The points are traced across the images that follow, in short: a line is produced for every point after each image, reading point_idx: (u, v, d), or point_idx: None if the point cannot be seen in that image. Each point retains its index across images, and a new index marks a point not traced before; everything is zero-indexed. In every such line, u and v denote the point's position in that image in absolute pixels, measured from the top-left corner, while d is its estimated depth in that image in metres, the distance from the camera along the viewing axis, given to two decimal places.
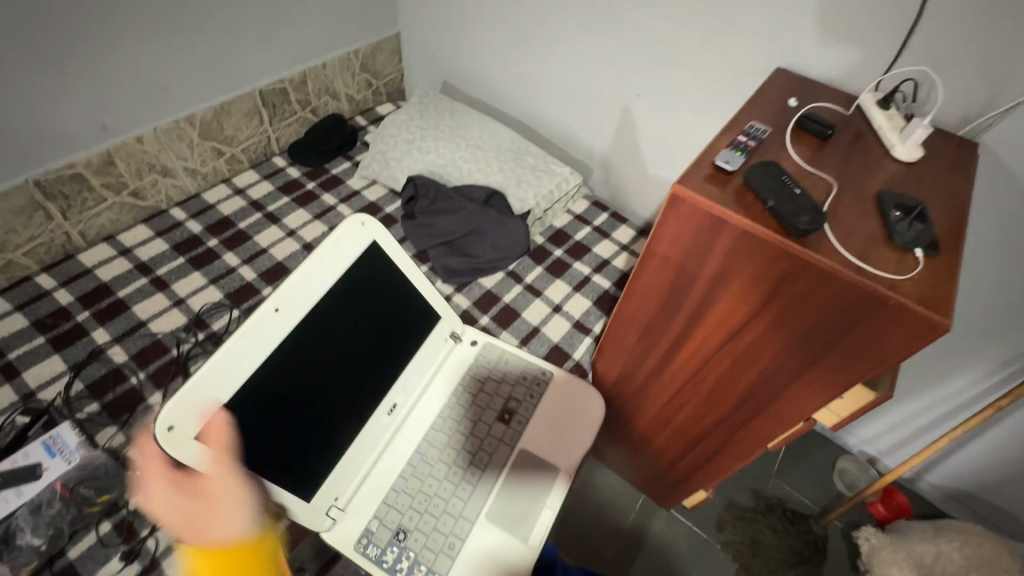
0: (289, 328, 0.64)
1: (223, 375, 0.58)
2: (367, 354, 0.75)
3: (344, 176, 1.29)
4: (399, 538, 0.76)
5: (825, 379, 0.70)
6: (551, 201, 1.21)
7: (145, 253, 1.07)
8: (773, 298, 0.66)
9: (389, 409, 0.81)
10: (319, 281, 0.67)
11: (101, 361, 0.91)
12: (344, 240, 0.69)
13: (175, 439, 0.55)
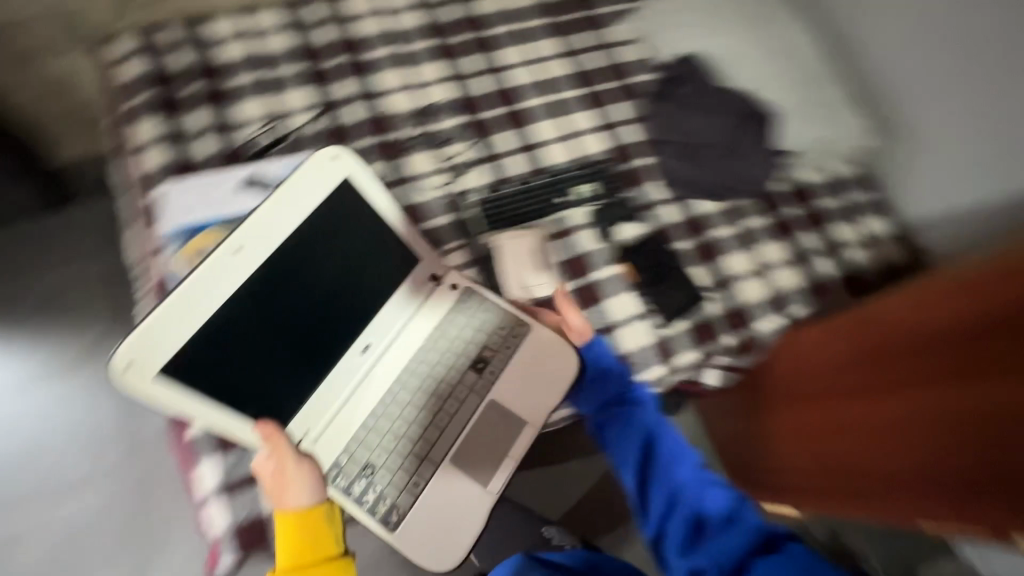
0: (256, 264, 0.70)
1: (183, 311, 0.65)
2: (339, 297, 0.76)
3: (609, 20, 1.13)
4: (365, 474, 0.75)
5: (966, 486, 0.54)
6: (819, 149, 1.02)
7: (401, 22, 1.05)
8: (988, 371, 0.51)
9: (360, 345, 0.78)
10: (279, 220, 0.71)
11: (340, 112, 0.97)
12: (312, 173, 0.73)
13: (143, 372, 0.62)
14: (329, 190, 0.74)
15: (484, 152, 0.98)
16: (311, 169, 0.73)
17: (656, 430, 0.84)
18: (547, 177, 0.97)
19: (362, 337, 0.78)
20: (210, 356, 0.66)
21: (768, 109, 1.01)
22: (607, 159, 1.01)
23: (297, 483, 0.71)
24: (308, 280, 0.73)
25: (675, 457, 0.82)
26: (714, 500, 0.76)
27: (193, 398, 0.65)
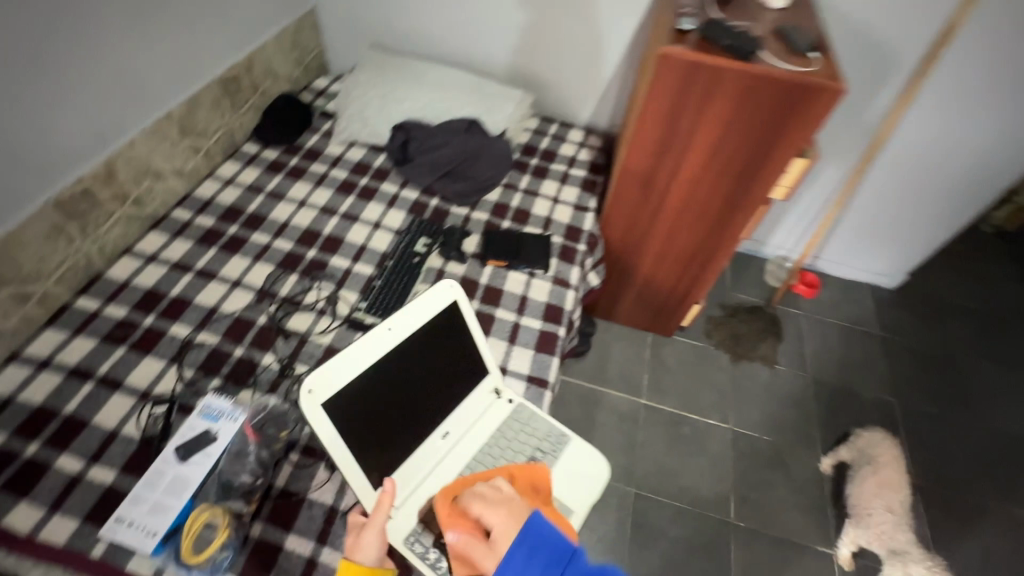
0: (394, 346, 0.81)
1: (349, 361, 0.76)
2: (431, 370, 0.86)
3: (321, 147, 1.37)
4: (443, 546, 0.76)
5: (745, 152, 1.02)
6: (515, 120, 1.43)
7: (173, 255, 1.09)
8: (714, 105, 0.96)
9: (440, 433, 0.86)
10: (413, 319, 0.84)
11: (198, 347, 0.96)
12: (428, 299, 0.87)
13: (314, 399, 0.72)
14: (439, 309, 0.88)
15: (336, 279, 1.10)
16: (433, 296, 0.87)
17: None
18: (393, 256, 1.15)
19: (443, 425, 0.87)
20: (362, 405, 0.77)
21: (470, 116, 1.37)
22: (413, 219, 1.24)
23: (379, 547, 0.68)
24: (418, 359, 0.85)
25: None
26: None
27: (332, 445, 0.72)
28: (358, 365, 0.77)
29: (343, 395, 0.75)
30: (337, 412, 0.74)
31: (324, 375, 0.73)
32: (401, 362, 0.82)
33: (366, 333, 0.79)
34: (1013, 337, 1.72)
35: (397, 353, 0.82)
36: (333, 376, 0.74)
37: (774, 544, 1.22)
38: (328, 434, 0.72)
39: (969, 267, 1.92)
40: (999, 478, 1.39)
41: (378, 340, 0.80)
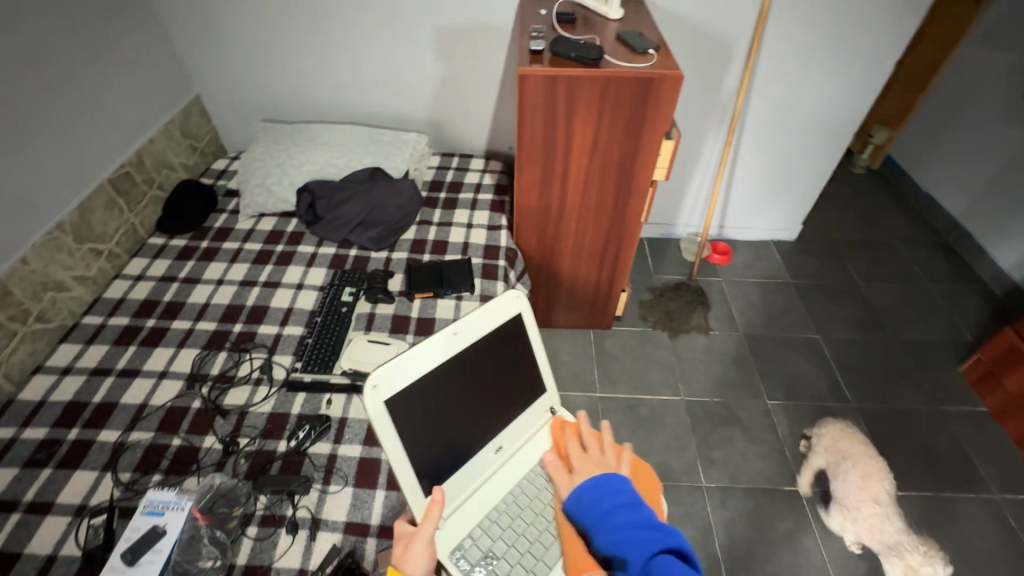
0: (461, 350, 0.83)
1: (418, 358, 0.78)
2: (493, 378, 0.88)
3: (230, 224, 1.38)
4: (488, 564, 0.80)
5: (621, 146, 1.13)
6: (415, 161, 1.51)
7: (89, 362, 1.06)
8: (580, 110, 1.07)
9: (495, 448, 0.89)
10: (481, 323, 0.86)
11: (132, 446, 0.93)
12: (497, 307, 0.88)
13: (377, 395, 0.73)
14: (504, 319, 0.89)
15: (267, 347, 1.10)
16: (501, 306, 0.89)
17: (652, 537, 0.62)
18: (321, 311, 1.16)
19: (497, 441, 0.89)
20: (419, 405, 0.79)
21: (371, 165, 1.43)
22: (334, 273, 1.27)
23: (428, 565, 0.69)
24: (481, 366, 0.86)
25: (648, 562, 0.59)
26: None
27: (387, 439, 0.74)
28: (422, 366, 0.79)
29: (401, 394, 0.77)
30: (397, 413, 0.76)
31: (388, 374, 0.75)
32: (466, 365, 0.84)
33: (428, 336, 0.80)
34: (903, 258, 1.92)
35: (458, 359, 0.83)
36: (397, 377, 0.76)
37: (746, 495, 1.28)
38: (385, 434, 0.74)
39: (853, 206, 2.14)
40: (923, 382, 1.53)
41: (446, 343, 0.81)
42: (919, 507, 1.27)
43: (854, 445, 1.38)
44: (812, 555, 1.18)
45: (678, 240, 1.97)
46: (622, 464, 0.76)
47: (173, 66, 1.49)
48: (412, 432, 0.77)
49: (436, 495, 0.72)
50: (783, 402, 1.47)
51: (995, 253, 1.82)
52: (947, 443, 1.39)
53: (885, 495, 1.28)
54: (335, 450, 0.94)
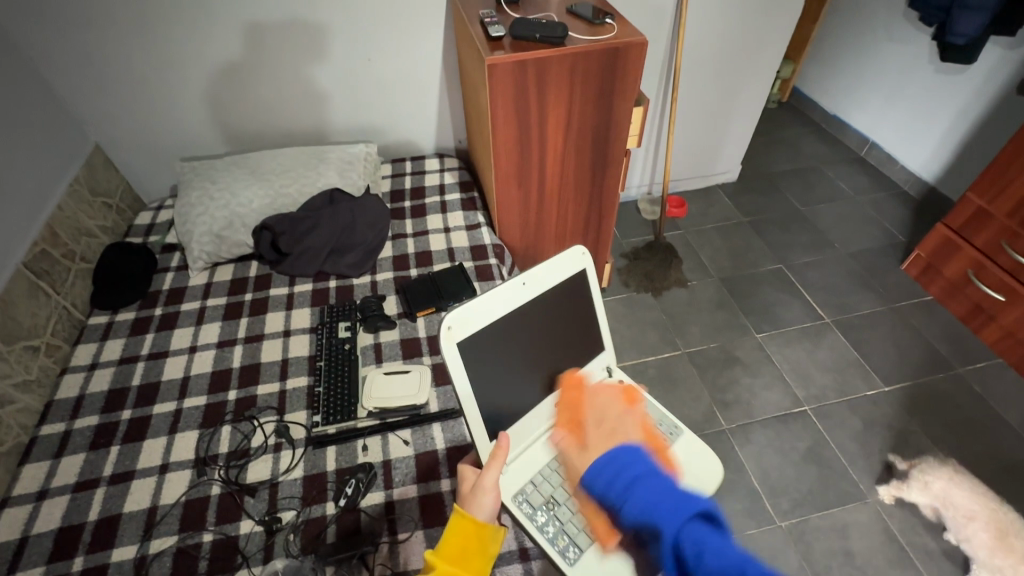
0: (529, 301, 0.80)
1: (491, 304, 0.76)
2: (560, 332, 0.85)
3: (181, 282, 1.23)
4: (551, 510, 0.79)
5: (594, 120, 1.12)
6: (369, 173, 1.42)
7: (68, 475, 0.91)
8: (552, 91, 1.04)
9: (556, 400, 0.87)
10: (550, 276, 0.82)
11: (157, 557, 0.82)
12: (565, 259, 0.84)
13: (452, 337, 0.71)
14: (572, 273, 0.85)
15: (275, 407, 1.01)
16: (568, 258, 0.85)
17: (667, 506, 0.48)
18: (322, 354, 1.08)
19: (558, 393, 0.87)
20: (489, 351, 0.76)
21: (328, 188, 1.33)
22: (321, 310, 1.17)
23: (493, 507, 0.69)
24: (547, 318, 0.83)
25: (686, 517, 0.47)
26: (712, 562, 0.43)
27: (457, 381, 0.72)
28: (493, 314, 0.76)
29: (472, 340, 0.75)
30: (466, 358, 0.74)
31: (464, 318, 0.73)
32: (536, 317, 0.81)
33: (502, 284, 0.77)
34: (830, 178, 2.10)
35: (527, 310, 0.80)
36: (470, 322, 0.73)
37: (763, 426, 1.36)
38: (458, 378, 0.72)
39: (775, 139, 2.30)
40: (877, 285, 1.69)
41: (517, 293, 0.78)
42: (906, 397, 1.41)
43: (838, 356, 1.51)
44: (833, 463, 1.29)
45: (633, 201, 2.02)
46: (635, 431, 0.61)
47: (62, 116, 1.29)
48: (483, 385, 0.76)
49: (501, 440, 0.70)
50: (770, 332, 1.57)
51: (904, 158, 2.03)
52: (911, 334, 1.55)
53: (875, 394, 1.42)
54: (390, 496, 0.88)
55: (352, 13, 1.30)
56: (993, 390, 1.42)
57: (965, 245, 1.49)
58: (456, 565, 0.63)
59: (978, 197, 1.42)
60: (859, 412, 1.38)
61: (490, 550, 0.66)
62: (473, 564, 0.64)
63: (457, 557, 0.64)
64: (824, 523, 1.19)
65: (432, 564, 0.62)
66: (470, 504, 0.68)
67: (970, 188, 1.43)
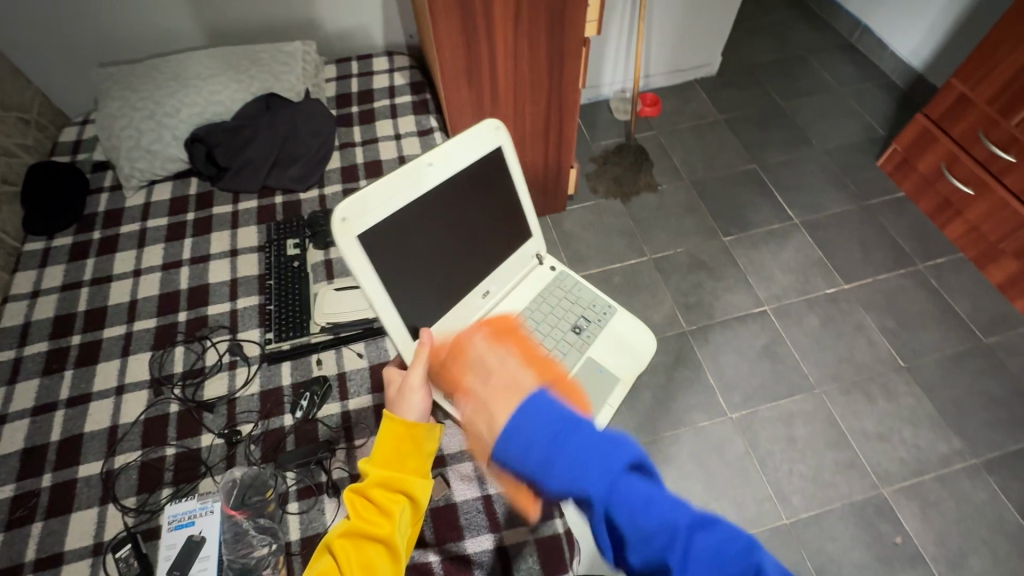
0: (437, 183, 0.74)
1: (390, 190, 0.70)
2: (479, 227, 0.81)
3: (117, 203, 1.17)
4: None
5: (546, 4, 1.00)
6: (310, 75, 1.30)
7: (25, 400, 0.92)
8: None
9: (483, 293, 0.85)
10: (459, 155, 0.76)
11: (123, 470, 0.85)
12: (477, 134, 0.78)
13: (349, 229, 0.66)
14: (487, 150, 0.79)
15: (227, 327, 1.00)
16: (480, 133, 0.78)
17: (604, 459, 0.40)
18: (271, 272, 1.05)
19: (483, 285, 0.85)
20: (397, 243, 0.72)
21: (263, 94, 1.22)
22: (268, 227, 1.13)
23: (424, 407, 0.68)
24: (463, 204, 0.79)
25: (620, 484, 0.40)
26: (645, 519, 0.39)
27: (363, 278, 0.68)
28: (394, 202, 0.70)
29: (375, 233, 0.69)
30: (371, 252, 0.69)
31: (360, 208, 0.67)
32: (446, 203, 0.76)
33: (399, 167, 0.71)
34: (815, 68, 1.97)
35: (434, 195, 0.74)
36: (370, 210, 0.68)
37: (724, 327, 1.39)
38: (364, 272, 0.68)
39: (762, 25, 2.12)
40: (850, 183, 1.66)
41: (419, 174, 0.72)
42: (864, 293, 1.44)
43: (802, 257, 1.51)
44: (787, 359, 1.34)
45: (605, 100, 1.90)
46: (526, 369, 0.46)
47: None
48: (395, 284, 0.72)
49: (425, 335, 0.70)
50: (737, 234, 1.56)
51: (895, 43, 1.89)
52: (879, 232, 1.55)
53: (835, 291, 1.44)
54: (345, 406, 0.91)
55: None
56: (949, 284, 1.44)
57: (943, 136, 1.44)
58: (392, 467, 0.65)
59: (962, 82, 1.34)
60: (817, 310, 1.42)
61: (428, 446, 0.67)
62: (411, 465, 0.66)
63: (392, 460, 0.65)
64: (772, 413, 1.26)
65: (366, 471, 0.65)
66: (398, 409, 0.67)
67: (955, 73, 1.34)
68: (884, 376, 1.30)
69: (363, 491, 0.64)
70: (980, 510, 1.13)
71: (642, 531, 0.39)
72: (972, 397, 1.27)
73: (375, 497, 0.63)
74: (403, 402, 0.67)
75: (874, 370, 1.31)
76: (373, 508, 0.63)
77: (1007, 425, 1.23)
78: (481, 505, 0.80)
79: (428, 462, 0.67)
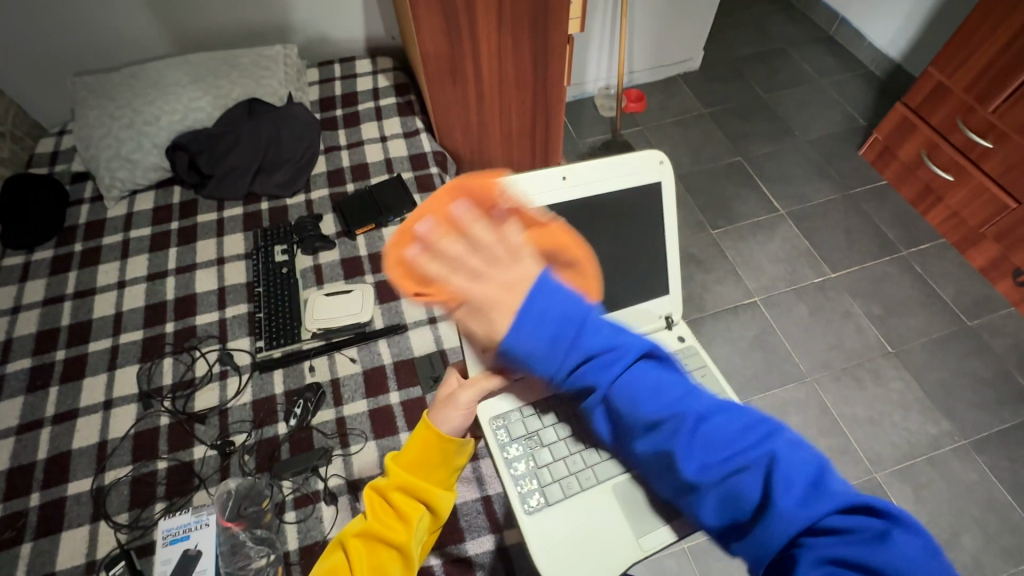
0: (566, 198, 0.73)
1: (516, 188, 0.72)
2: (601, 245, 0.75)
3: (99, 214, 1.14)
4: (529, 448, 0.71)
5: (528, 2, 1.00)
6: (292, 79, 1.28)
7: (9, 418, 0.90)
8: None
9: None
10: (604, 177, 0.74)
11: (114, 486, 0.83)
12: (633, 162, 0.75)
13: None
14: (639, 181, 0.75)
15: (216, 336, 0.98)
16: (636, 168, 0.75)
17: (606, 359, 0.45)
18: (259, 279, 1.04)
19: None
20: None
21: (244, 99, 1.21)
22: (254, 234, 1.11)
23: (462, 424, 0.65)
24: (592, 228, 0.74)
25: (630, 361, 0.45)
26: (650, 408, 0.44)
27: None
28: None
29: None
30: None
31: None
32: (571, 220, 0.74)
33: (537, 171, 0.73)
34: (796, 60, 1.99)
35: (562, 208, 0.73)
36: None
37: (715, 319, 1.40)
38: None
39: (741, 19, 2.14)
40: (834, 173, 1.68)
41: (555, 188, 0.73)
42: (851, 281, 1.46)
43: (789, 247, 1.53)
44: (778, 349, 1.35)
45: (590, 97, 1.90)
46: (523, 245, 0.48)
47: None
48: None
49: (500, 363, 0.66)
50: (725, 227, 1.57)
51: (872, 34, 1.92)
52: (863, 221, 1.57)
53: (822, 280, 1.46)
54: (340, 412, 0.90)
55: None
56: (933, 269, 1.47)
57: (921, 123, 1.46)
58: (415, 474, 0.65)
59: (939, 70, 1.37)
60: (805, 298, 1.43)
61: (455, 460, 0.65)
62: (434, 476, 0.65)
63: (415, 467, 0.65)
64: (765, 402, 1.27)
65: (390, 471, 0.65)
66: (435, 417, 0.65)
67: (931, 62, 1.37)
68: (873, 361, 1.32)
69: (385, 491, 0.65)
70: (971, 490, 1.15)
71: (650, 417, 0.43)
72: (959, 379, 1.29)
73: (395, 501, 0.64)
74: (440, 414, 0.65)
75: (863, 356, 1.33)
76: (391, 509, 0.64)
77: (993, 405, 1.26)
78: (480, 506, 0.80)
79: (452, 474, 0.67)
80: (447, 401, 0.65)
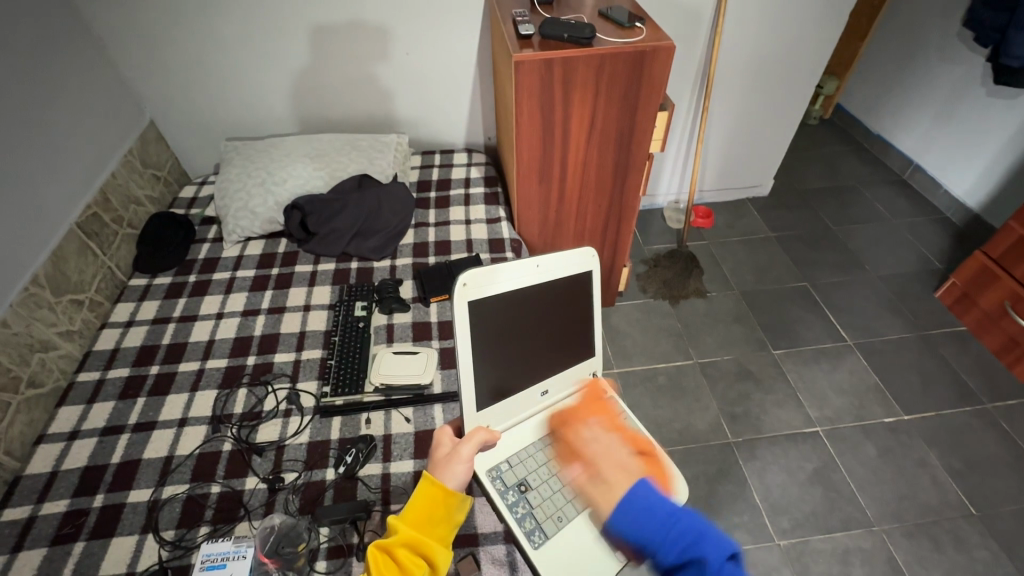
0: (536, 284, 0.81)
1: (502, 276, 0.77)
2: (557, 327, 0.85)
3: (216, 253, 1.31)
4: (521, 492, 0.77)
5: (618, 122, 1.13)
6: (398, 162, 1.48)
7: (98, 420, 0.99)
8: (577, 92, 1.05)
9: (543, 391, 0.85)
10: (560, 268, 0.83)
11: (168, 502, 0.87)
12: (571, 259, 0.84)
13: (465, 294, 0.74)
14: (577, 272, 0.85)
15: (289, 375, 1.06)
16: (576, 256, 0.85)
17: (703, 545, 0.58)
18: (337, 330, 1.13)
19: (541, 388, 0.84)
20: (493, 326, 0.77)
21: (357, 173, 1.39)
22: (341, 289, 1.23)
23: (465, 478, 0.70)
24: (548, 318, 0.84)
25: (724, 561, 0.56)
26: None
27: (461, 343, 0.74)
28: (501, 288, 0.77)
29: (481, 309, 0.76)
30: (473, 322, 0.75)
31: (478, 280, 0.75)
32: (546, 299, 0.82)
33: (520, 260, 0.79)
34: (867, 199, 2.04)
35: (532, 293, 0.80)
36: (485, 285, 0.76)
37: (772, 443, 1.34)
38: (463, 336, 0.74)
39: (814, 156, 2.25)
40: (907, 311, 1.64)
41: (529, 275, 0.80)
42: (926, 427, 1.36)
43: (857, 379, 1.47)
44: (840, 487, 1.25)
45: (659, 208, 2.02)
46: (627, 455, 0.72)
47: (125, 94, 1.41)
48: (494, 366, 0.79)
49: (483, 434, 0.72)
50: (787, 349, 1.54)
51: (949, 183, 1.95)
52: (939, 364, 1.49)
53: (893, 421, 1.38)
54: (387, 469, 0.92)
55: (395, 24, 1.39)
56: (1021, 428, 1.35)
57: (1004, 275, 1.43)
58: (421, 530, 0.67)
59: (1021, 226, 1.36)
60: (874, 438, 1.34)
61: (457, 515, 0.68)
62: (437, 531, 0.67)
63: (421, 522, 0.67)
64: (826, 545, 1.16)
65: (393, 528, 0.66)
66: (440, 472, 0.69)
67: (1011, 217, 1.37)
68: (952, 522, 1.19)
69: (389, 549, 0.65)
70: None
71: None
72: None
73: (401, 558, 0.64)
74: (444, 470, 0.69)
75: (940, 514, 1.20)
76: (394, 567, 0.64)
77: None
78: None
79: (451, 532, 0.68)
80: (447, 459, 0.70)
